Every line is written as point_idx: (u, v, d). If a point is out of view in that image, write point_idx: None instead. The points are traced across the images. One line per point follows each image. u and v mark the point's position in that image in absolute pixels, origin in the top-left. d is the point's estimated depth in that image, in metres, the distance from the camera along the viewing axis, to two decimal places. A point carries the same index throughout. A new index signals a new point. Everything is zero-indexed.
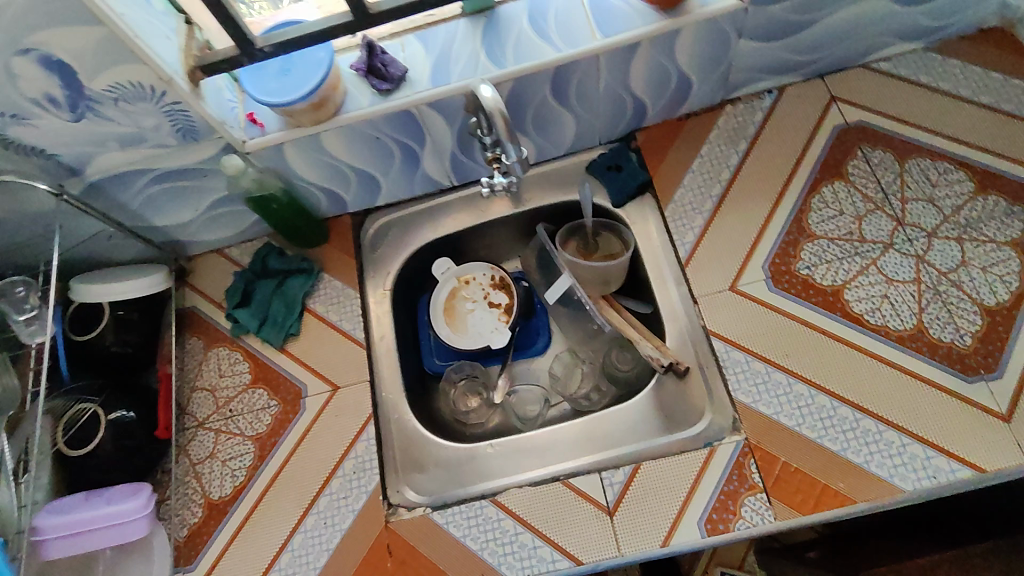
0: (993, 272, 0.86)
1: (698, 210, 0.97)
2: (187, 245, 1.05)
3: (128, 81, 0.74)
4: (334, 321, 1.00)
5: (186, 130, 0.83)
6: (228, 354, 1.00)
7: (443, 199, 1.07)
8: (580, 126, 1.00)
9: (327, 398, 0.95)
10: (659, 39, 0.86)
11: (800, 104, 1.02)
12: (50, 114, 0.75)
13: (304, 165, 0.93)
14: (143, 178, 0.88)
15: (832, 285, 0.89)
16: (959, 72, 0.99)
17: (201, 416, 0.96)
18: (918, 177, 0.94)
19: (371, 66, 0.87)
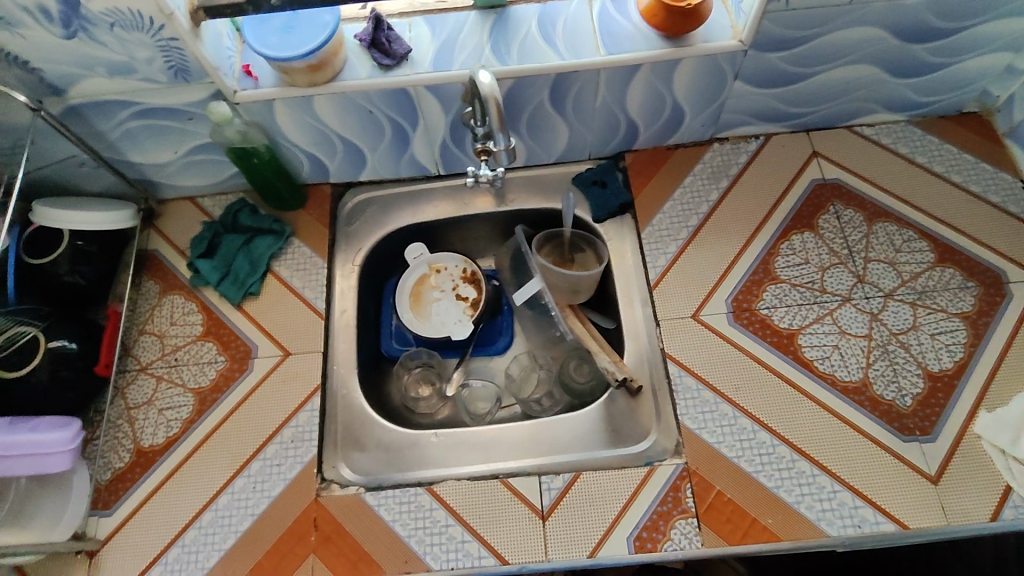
0: (940, 339, 0.90)
1: (672, 237, 0.99)
2: (159, 187, 1.02)
3: (127, 8, 0.71)
4: (297, 287, 0.98)
5: (179, 69, 0.80)
6: (183, 302, 0.98)
7: (426, 185, 1.08)
8: (571, 137, 1.01)
9: (277, 362, 0.93)
10: (659, 66, 0.88)
11: (784, 152, 1.05)
12: (40, 26, 0.72)
13: (292, 126, 0.92)
14: (126, 110, 0.86)
15: (789, 328, 0.91)
16: (935, 148, 1.03)
17: (144, 360, 0.94)
18: (883, 239, 0.97)
19: (376, 39, 0.87)
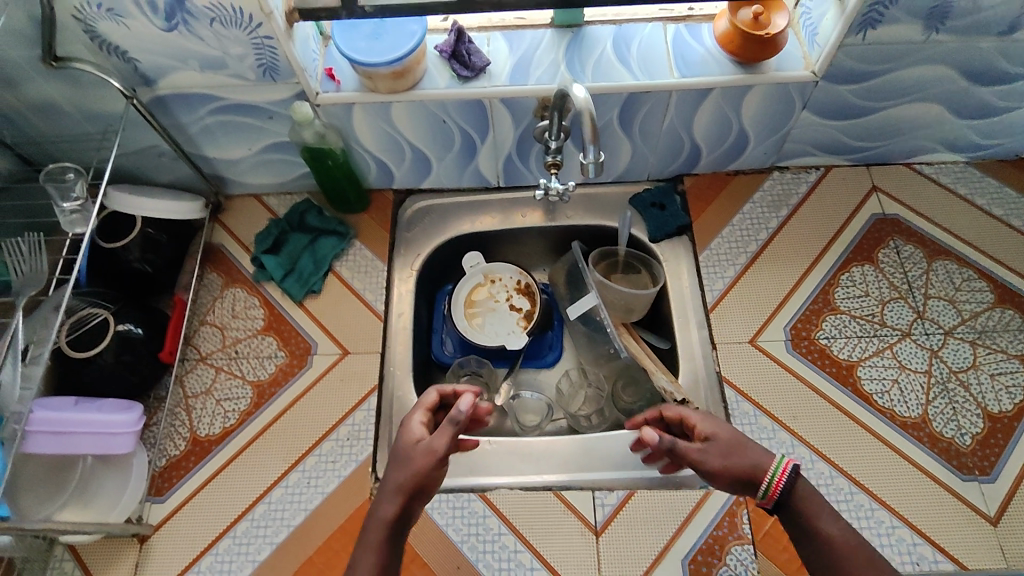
0: (1000, 380, 0.90)
1: (731, 261, 1.00)
2: (229, 183, 1.05)
3: (229, 5, 0.73)
4: (357, 289, 1.00)
5: (269, 68, 0.82)
6: (245, 296, 1.00)
7: (486, 196, 1.09)
8: (634, 157, 1.02)
9: (334, 361, 0.95)
10: (732, 91, 0.88)
11: (845, 185, 1.05)
12: (145, 17, 0.74)
13: (367, 131, 0.94)
14: (213, 104, 0.89)
15: (848, 360, 0.92)
16: (994, 190, 1.04)
17: (204, 350, 0.96)
18: (942, 277, 0.97)
19: (456, 51, 0.88)
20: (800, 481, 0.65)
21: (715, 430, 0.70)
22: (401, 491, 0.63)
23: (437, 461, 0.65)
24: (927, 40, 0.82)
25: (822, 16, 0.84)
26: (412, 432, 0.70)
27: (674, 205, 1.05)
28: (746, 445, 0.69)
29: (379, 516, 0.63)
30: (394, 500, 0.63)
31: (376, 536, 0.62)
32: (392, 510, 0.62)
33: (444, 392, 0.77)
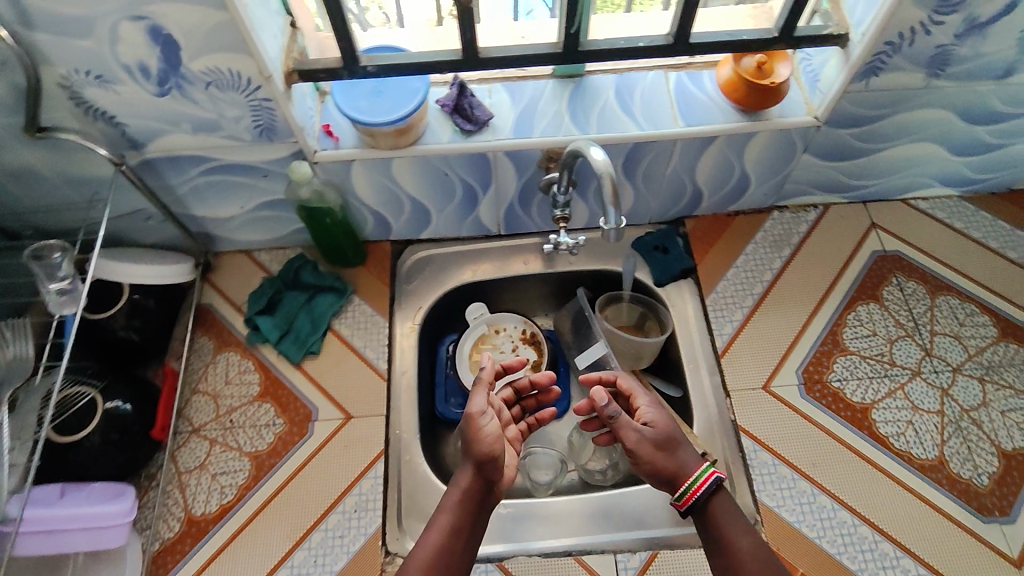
0: (1011, 417, 0.90)
1: (738, 304, 0.99)
2: (219, 241, 1.01)
3: (226, 69, 0.70)
4: (358, 347, 0.97)
5: (265, 128, 0.79)
6: (239, 361, 0.96)
7: (486, 244, 1.07)
8: (636, 203, 1.01)
9: (337, 427, 0.91)
10: (736, 137, 0.88)
11: (844, 223, 1.06)
12: (135, 83, 0.71)
13: (366, 186, 0.92)
14: (205, 165, 0.85)
15: (861, 402, 0.92)
16: (988, 224, 1.05)
17: (198, 422, 0.92)
18: (946, 313, 0.98)
19: (459, 105, 0.87)
20: (717, 497, 0.72)
21: (659, 423, 0.76)
22: (471, 460, 0.71)
23: (496, 431, 0.72)
24: (928, 85, 0.82)
25: (823, 64, 0.84)
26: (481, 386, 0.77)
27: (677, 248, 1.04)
28: (679, 443, 0.75)
29: (456, 486, 0.71)
30: (467, 470, 0.71)
31: (455, 500, 0.70)
32: (468, 479, 0.71)
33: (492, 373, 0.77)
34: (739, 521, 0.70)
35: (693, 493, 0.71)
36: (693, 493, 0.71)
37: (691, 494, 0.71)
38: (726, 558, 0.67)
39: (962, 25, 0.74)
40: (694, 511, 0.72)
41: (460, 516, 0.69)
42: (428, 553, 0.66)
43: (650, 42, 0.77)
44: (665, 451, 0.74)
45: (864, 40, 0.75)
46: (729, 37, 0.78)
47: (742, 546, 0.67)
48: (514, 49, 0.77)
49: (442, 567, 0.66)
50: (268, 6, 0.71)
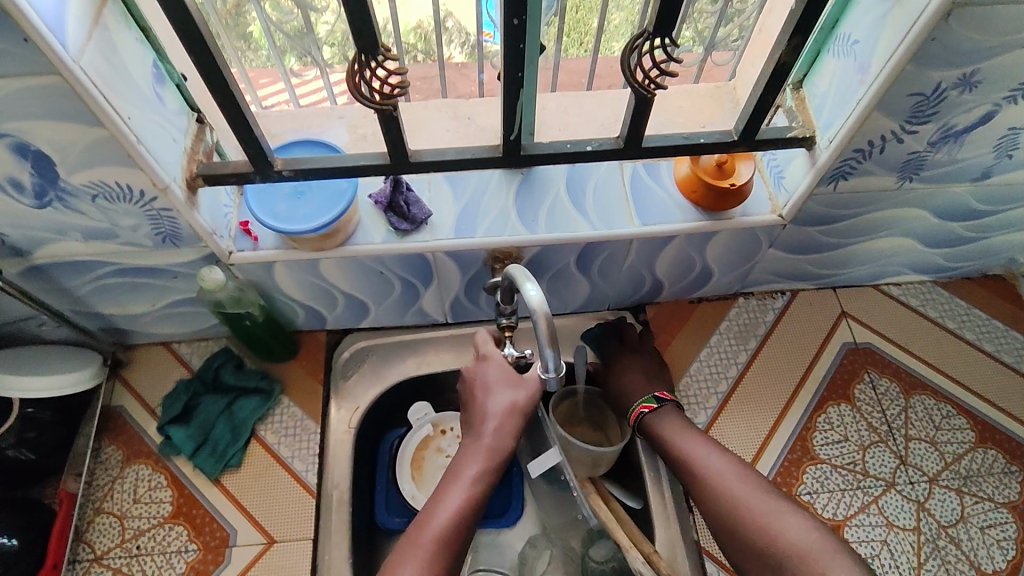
0: (990, 534, 0.84)
1: (702, 404, 0.92)
2: (131, 334, 0.91)
3: (113, 182, 0.62)
4: (284, 457, 0.88)
5: (168, 235, 0.70)
6: (149, 475, 0.86)
7: (433, 333, 0.97)
8: (592, 293, 0.94)
9: (258, 553, 0.82)
10: (695, 236, 0.81)
11: (813, 311, 0.99)
12: (8, 197, 0.62)
13: (292, 284, 0.83)
14: (104, 269, 0.75)
15: (833, 519, 0.85)
16: (963, 313, 0.99)
17: (100, 549, 0.82)
18: (921, 414, 0.92)
19: (393, 201, 0.77)
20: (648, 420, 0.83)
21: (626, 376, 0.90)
22: (508, 430, 0.71)
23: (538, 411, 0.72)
24: (900, 187, 0.76)
25: (788, 161, 0.78)
26: (495, 381, 0.73)
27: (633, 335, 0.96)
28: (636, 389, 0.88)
29: (481, 448, 0.71)
30: (504, 437, 0.71)
31: (484, 460, 0.70)
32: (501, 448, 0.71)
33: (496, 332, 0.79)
34: (671, 419, 0.82)
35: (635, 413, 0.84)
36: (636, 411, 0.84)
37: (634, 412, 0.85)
38: (674, 451, 0.79)
39: (937, 133, 0.67)
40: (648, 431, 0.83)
41: (486, 484, 0.70)
42: (450, 515, 0.67)
43: (599, 145, 0.70)
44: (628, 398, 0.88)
45: (832, 145, 0.68)
46: (685, 140, 0.71)
47: (688, 441, 0.79)
48: (449, 152, 0.70)
49: (459, 535, 0.67)
50: (166, 109, 0.64)
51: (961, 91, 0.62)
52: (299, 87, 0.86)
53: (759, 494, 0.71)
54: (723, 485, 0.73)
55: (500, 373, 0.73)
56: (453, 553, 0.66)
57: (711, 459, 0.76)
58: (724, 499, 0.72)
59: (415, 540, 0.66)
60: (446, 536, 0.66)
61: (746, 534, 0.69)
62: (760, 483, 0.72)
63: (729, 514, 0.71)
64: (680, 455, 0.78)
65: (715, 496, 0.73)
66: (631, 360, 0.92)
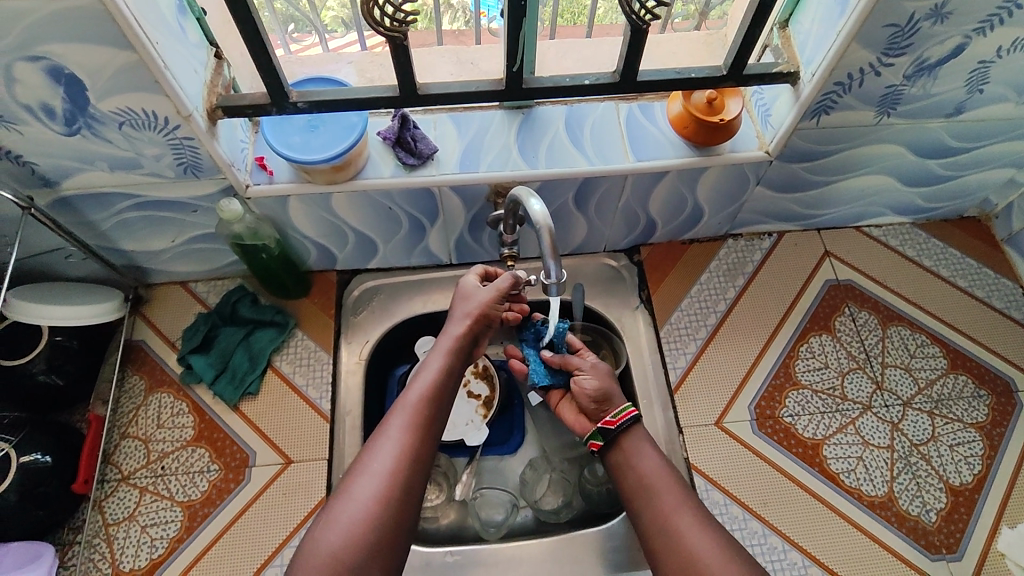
0: (958, 451, 0.91)
1: (692, 336, 0.98)
2: (150, 273, 0.95)
3: (140, 109, 0.66)
4: (300, 386, 0.93)
5: (189, 165, 0.74)
6: (171, 402, 0.91)
7: (437, 273, 1.02)
8: (589, 233, 0.98)
9: (276, 472, 0.87)
10: (687, 172, 0.86)
11: (797, 251, 1.04)
12: (41, 123, 0.66)
13: (305, 219, 0.87)
14: (126, 202, 0.80)
15: (813, 438, 0.91)
16: (940, 251, 1.05)
17: (127, 469, 0.87)
18: (897, 344, 0.98)
19: (401, 137, 0.82)
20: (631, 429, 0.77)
21: (594, 382, 0.82)
22: (469, 316, 0.75)
23: (495, 301, 0.76)
24: (879, 123, 0.81)
25: (774, 99, 0.82)
26: (463, 290, 0.79)
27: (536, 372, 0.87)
28: (612, 393, 0.81)
29: (448, 336, 0.74)
30: (464, 322, 0.75)
31: (449, 342, 0.74)
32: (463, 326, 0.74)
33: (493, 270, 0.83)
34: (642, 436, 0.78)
35: (620, 419, 0.77)
36: (620, 420, 0.77)
37: (617, 419, 0.78)
38: (627, 462, 0.76)
39: (912, 67, 0.73)
40: (615, 437, 0.77)
41: (453, 359, 0.73)
42: (423, 386, 0.70)
43: (596, 79, 0.75)
44: (600, 409, 0.81)
45: (815, 78, 0.73)
46: (676, 75, 0.76)
47: (645, 450, 0.76)
48: (455, 85, 0.74)
49: (434, 402, 0.70)
50: (187, 41, 0.68)
51: (933, 23, 0.67)
52: (300, 53, 0.92)
53: (693, 522, 0.68)
54: (660, 503, 0.71)
55: (467, 284, 0.80)
56: (430, 418, 0.69)
57: (663, 479, 0.73)
58: (655, 521, 0.70)
59: (393, 411, 0.69)
60: (422, 403, 0.69)
61: (666, 558, 0.67)
62: (695, 510, 0.69)
63: (655, 537, 0.69)
64: (628, 463, 0.76)
65: (649, 513, 0.71)
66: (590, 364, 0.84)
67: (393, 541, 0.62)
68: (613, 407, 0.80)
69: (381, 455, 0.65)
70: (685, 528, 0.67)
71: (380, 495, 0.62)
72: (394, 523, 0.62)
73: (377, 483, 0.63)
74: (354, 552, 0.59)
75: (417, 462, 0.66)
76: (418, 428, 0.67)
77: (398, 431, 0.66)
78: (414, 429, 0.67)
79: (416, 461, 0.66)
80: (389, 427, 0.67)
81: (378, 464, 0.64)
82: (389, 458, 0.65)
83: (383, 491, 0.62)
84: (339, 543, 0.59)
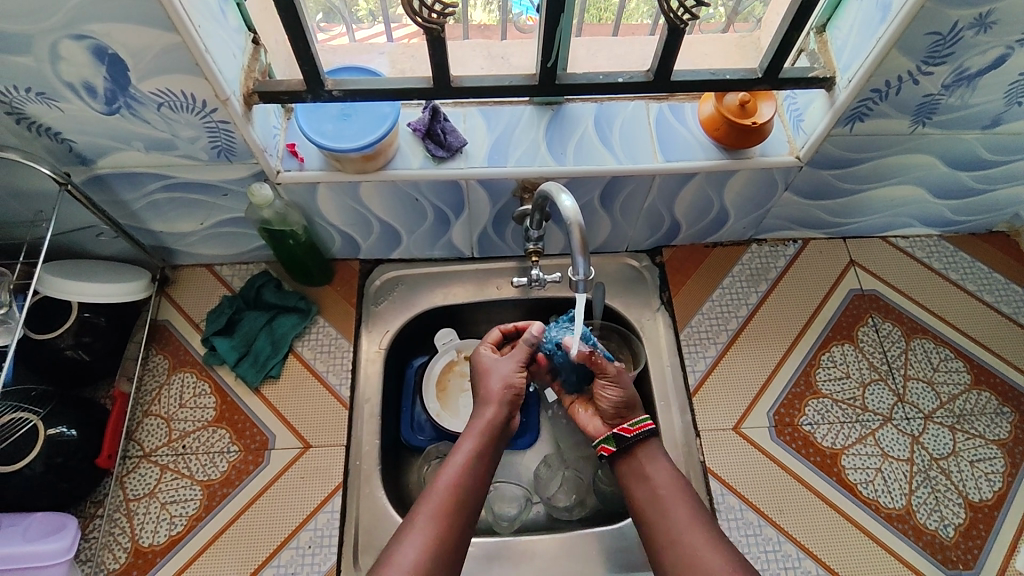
0: (979, 467, 0.90)
1: (712, 340, 0.97)
2: (177, 254, 0.97)
3: (180, 91, 0.67)
4: (320, 372, 0.94)
5: (223, 149, 0.75)
6: (194, 382, 0.93)
7: (460, 267, 1.02)
8: (613, 233, 0.98)
9: (295, 456, 0.88)
10: (716, 174, 0.85)
11: (822, 259, 1.03)
12: (82, 101, 0.67)
13: (332, 207, 0.87)
14: (158, 182, 0.81)
15: (831, 447, 0.91)
16: (967, 265, 1.04)
17: (149, 447, 0.89)
18: (920, 357, 0.97)
19: (431, 130, 0.83)
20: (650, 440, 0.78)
21: (614, 393, 0.81)
22: (496, 395, 0.78)
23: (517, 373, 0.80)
24: (912, 132, 0.81)
25: (808, 104, 0.82)
26: (482, 364, 0.82)
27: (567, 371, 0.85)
28: (631, 402, 0.81)
29: (480, 419, 0.76)
30: (493, 404, 0.77)
31: (481, 424, 0.76)
32: (493, 412, 0.76)
33: (506, 327, 0.87)
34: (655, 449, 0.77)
35: (637, 429, 0.78)
36: (636, 431, 0.77)
37: (634, 428, 0.78)
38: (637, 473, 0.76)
39: (950, 76, 0.72)
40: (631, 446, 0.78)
41: (483, 443, 0.74)
42: (452, 474, 0.70)
43: (629, 78, 0.75)
44: (619, 418, 0.81)
45: (851, 85, 0.73)
46: (710, 76, 0.76)
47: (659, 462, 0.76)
48: (488, 79, 0.75)
49: (464, 489, 0.70)
50: (227, 25, 0.69)
51: (976, 32, 0.66)
52: (327, 42, 0.91)
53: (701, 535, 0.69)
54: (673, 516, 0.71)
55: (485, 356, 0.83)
56: (459, 507, 0.69)
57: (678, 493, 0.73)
58: (665, 530, 0.71)
59: (423, 499, 0.69)
60: (451, 491, 0.69)
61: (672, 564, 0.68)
62: (707, 527, 0.70)
63: (665, 545, 0.70)
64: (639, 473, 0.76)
65: (659, 524, 0.72)
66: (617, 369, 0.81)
67: None
68: (631, 416, 0.80)
69: (410, 545, 0.64)
70: (699, 545, 0.68)
71: None
72: None
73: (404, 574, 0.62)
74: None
75: (446, 552, 0.65)
76: (448, 517, 0.67)
77: (427, 520, 0.66)
78: (443, 519, 0.67)
79: (444, 553, 0.65)
80: (419, 515, 0.67)
81: (406, 554, 0.64)
82: (416, 550, 0.64)
83: None
84: None
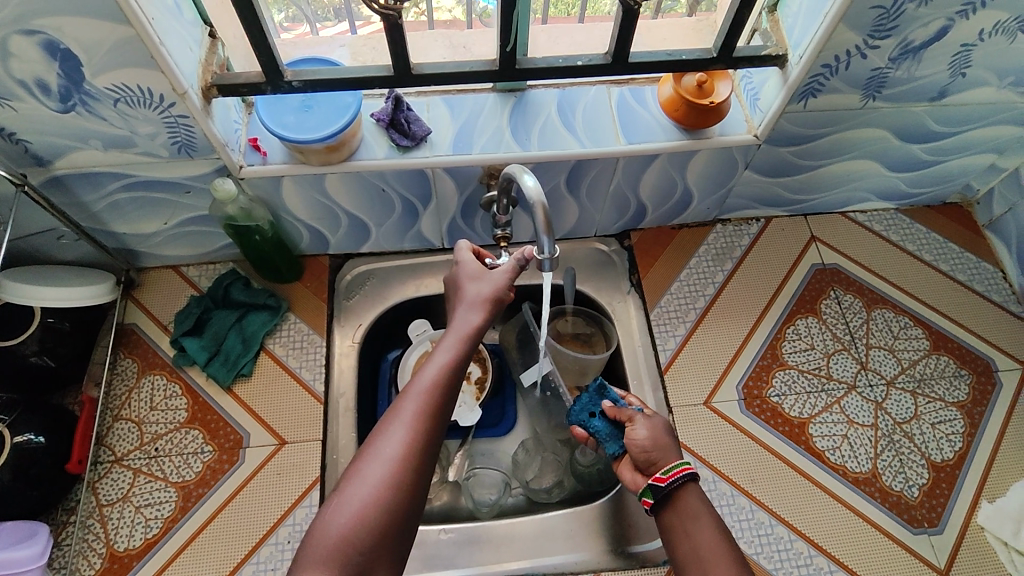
0: (939, 428, 0.93)
1: (681, 319, 0.99)
2: (141, 256, 0.95)
3: (136, 85, 0.66)
4: (293, 368, 0.93)
5: (183, 144, 0.74)
6: (164, 385, 0.92)
7: (430, 258, 1.02)
8: (581, 217, 0.99)
9: (271, 452, 0.88)
10: (678, 155, 0.87)
11: (785, 236, 1.06)
12: (36, 100, 0.66)
13: (297, 201, 0.87)
14: (118, 182, 0.80)
15: (799, 417, 0.93)
16: (923, 236, 1.07)
17: (120, 451, 0.87)
18: (881, 326, 1.00)
19: (395, 119, 0.83)
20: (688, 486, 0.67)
21: (644, 432, 0.73)
22: (482, 305, 0.71)
23: (505, 283, 0.73)
24: (864, 107, 0.83)
25: (763, 82, 0.84)
26: (469, 271, 0.75)
27: (610, 440, 0.78)
28: (665, 451, 0.72)
29: (463, 323, 0.69)
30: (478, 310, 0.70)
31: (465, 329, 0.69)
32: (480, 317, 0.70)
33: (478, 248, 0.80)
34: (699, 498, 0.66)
35: (671, 476, 0.67)
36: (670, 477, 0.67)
37: (668, 476, 0.67)
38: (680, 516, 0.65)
39: (896, 50, 0.74)
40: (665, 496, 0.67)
41: (469, 345, 0.67)
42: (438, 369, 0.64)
43: (588, 61, 0.76)
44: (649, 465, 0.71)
45: (803, 60, 0.75)
46: (667, 56, 0.77)
47: (706, 514, 0.65)
48: (449, 66, 0.75)
49: (448, 389, 0.64)
50: (183, 18, 0.69)
51: (917, 5, 0.68)
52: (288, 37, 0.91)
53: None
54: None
55: (472, 265, 0.76)
56: (444, 405, 0.63)
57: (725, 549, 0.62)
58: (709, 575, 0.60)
59: (403, 398, 0.63)
60: (436, 387, 0.63)
61: None
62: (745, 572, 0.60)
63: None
64: (685, 524, 0.65)
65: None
66: (646, 417, 0.76)
67: (399, 531, 0.56)
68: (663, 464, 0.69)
69: (394, 439, 0.59)
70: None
71: (388, 481, 0.57)
72: (401, 509, 0.57)
73: (385, 471, 0.57)
74: (360, 537, 0.54)
75: (430, 449, 0.60)
76: (432, 413, 0.62)
77: (413, 415, 0.61)
78: (427, 415, 0.61)
79: (429, 448, 0.60)
80: (402, 410, 0.61)
81: (389, 451, 0.59)
82: (400, 444, 0.59)
83: (391, 478, 0.57)
84: (344, 529, 0.54)
